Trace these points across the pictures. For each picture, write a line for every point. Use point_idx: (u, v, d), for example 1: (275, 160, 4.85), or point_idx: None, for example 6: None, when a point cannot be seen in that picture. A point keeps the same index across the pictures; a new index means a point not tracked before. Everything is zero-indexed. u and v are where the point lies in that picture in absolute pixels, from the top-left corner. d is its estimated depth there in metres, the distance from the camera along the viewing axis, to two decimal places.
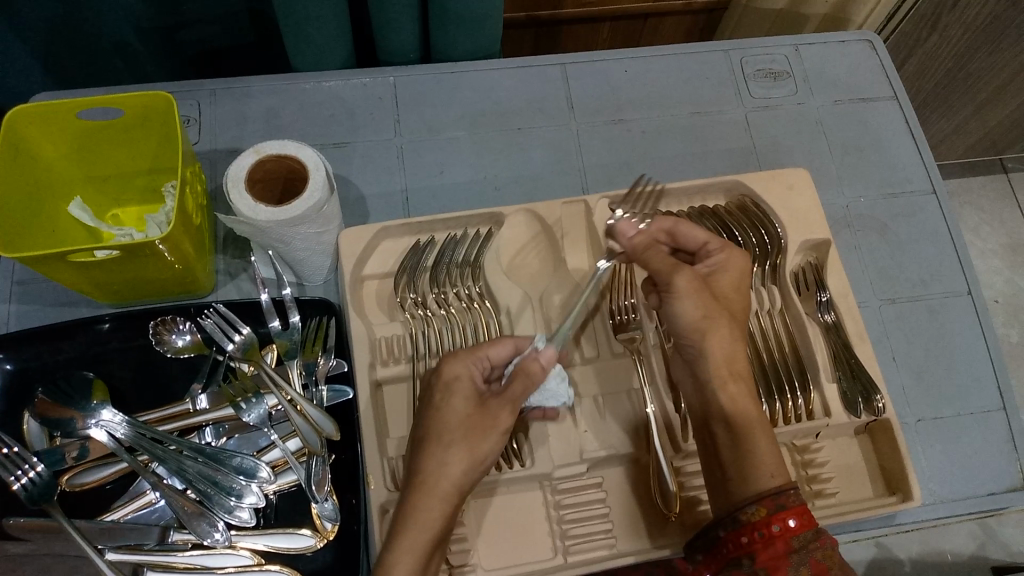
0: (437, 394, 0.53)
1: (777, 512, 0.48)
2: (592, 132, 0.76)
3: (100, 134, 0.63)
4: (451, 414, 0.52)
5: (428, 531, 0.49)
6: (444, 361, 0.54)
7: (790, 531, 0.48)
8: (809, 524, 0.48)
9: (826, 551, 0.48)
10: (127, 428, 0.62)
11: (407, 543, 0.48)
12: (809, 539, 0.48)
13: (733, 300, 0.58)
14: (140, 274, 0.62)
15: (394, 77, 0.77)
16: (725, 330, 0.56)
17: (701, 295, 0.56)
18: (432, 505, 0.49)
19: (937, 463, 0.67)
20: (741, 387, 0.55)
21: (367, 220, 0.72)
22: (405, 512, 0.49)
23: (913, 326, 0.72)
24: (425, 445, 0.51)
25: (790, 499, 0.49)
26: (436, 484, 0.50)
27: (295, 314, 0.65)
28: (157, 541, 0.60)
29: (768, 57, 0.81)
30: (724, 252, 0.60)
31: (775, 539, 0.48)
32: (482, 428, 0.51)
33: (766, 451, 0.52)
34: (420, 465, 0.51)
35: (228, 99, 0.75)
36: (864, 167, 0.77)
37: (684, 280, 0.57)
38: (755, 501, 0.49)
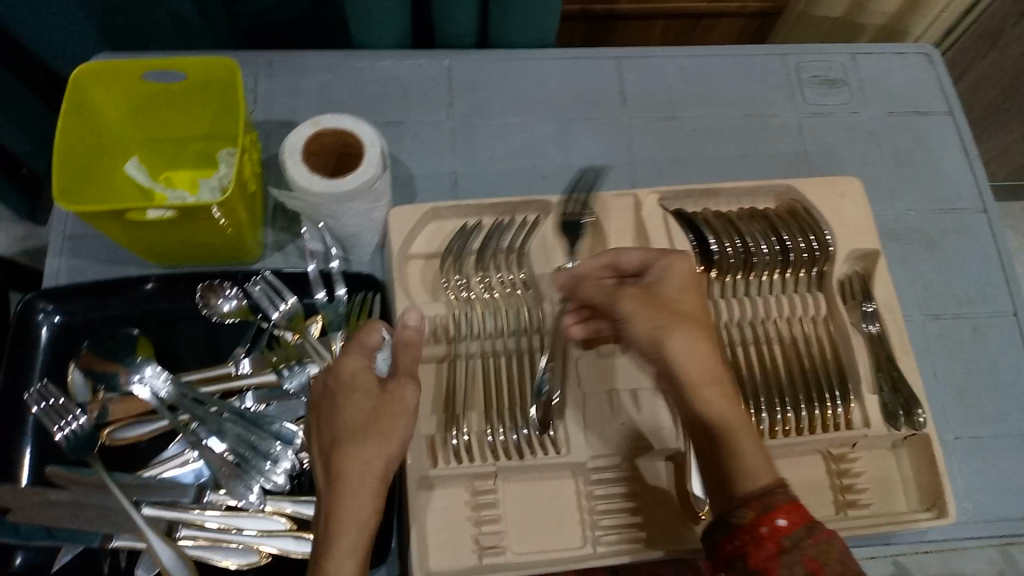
0: (333, 399, 0.52)
1: (765, 513, 0.43)
2: (643, 128, 0.76)
3: (162, 96, 0.64)
4: (356, 412, 0.51)
5: (358, 521, 0.49)
6: (337, 364, 0.53)
7: (780, 530, 0.43)
8: (799, 520, 0.43)
9: (821, 547, 0.42)
10: (170, 387, 0.64)
11: (342, 540, 0.48)
12: (803, 535, 0.42)
13: (683, 303, 0.54)
14: (192, 236, 0.62)
15: (449, 60, 0.77)
16: (685, 333, 0.52)
17: (646, 309, 0.53)
18: (360, 499, 0.49)
19: (973, 482, 0.67)
20: (718, 389, 0.50)
21: (415, 199, 0.72)
22: (331, 514, 0.49)
23: (956, 343, 0.71)
24: (337, 446, 0.50)
25: (778, 497, 0.44)
26: (359, 479, 0.49)
27: (341, 287, 0.66)
28: (193, 498, 0.61)
29: (824, 64, 0.80)
30: (664, 262, 0.56)
31: (766, 540, 0.43)
32: (392, 414, 0.51)
33: (752, 447, 0.47)
34: (336, 466, 0.50)
35: (284, 72, 0.76)
36: (915, 181, 0.77)
37: (630, 301, 0.54)
38: (743, 504, 0.44)
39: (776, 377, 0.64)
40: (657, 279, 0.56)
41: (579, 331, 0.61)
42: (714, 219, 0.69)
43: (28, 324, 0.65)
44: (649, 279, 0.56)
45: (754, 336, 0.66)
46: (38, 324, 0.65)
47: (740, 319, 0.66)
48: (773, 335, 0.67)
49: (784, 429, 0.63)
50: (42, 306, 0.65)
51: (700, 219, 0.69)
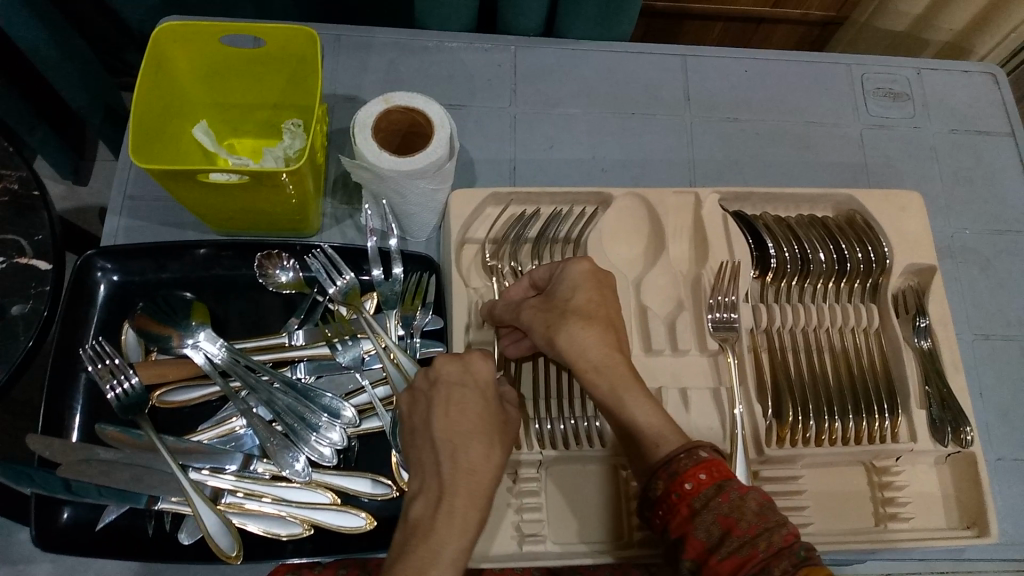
0: (456, 394, 0.50)
1: (672, 479, 0.47)
2: (705, 127, 0.76)
3: (236, 63, 0.64)
4: (481, 414, 0.50)
5: (473, 524, 0.45)
6: (465, 359, 0.52)
7: (689, 492, 0.46)
8: (706, 479, 0.46)
9: (733, 503, 0.45)
10: (224, 353, 0.64)
11: (454, 533, 0.44)
12: (711, 496, 0.46)
13: (579, 302, 0.55)
14: (258, 204, 0.63)
15: (515, 46, 0.77)
16: (575, 323, 0.53)
17: (540, 318, 0.55)
18: (475, 501, 0.46)
19: (1012, 503, 0.67)
20: (617, 373, 0.52)
21: (473, 183, 0.72)
22: (449, 507, 0.45)
23: (1005, 364, 0.71)
24: (463, 441, 0.48)
25: (682, 463, 0.47)
26: (484, 476, 0.47)
27: (398, 266, 0.66)
28: (239, 466, 0.61)
29: (889, 77, 0.80)
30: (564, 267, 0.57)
31: (678, 506, 0.46)
32: (504, 433, 0.51)
33: (649, 418, 0.50)
34: (459, 458, 0.47)
35: (351, 48, 0.76)
36: (973, 200, 0.76)
37: (530, 312, 0.56)
38: (654, 475, 0.48)
39: (824, 385, 0.64)
40: (561, 284, 0.56)
41: (511, 352, 0.61)
42: (773, 224, 0.69)
43: (87, 281, 0.65)
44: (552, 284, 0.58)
45: (806, 343, 0.66)
46: (96, 282, 0.66)
47: (791, 326, 0.66)
48: (825, 344, 0.66)
49: (828, 437, 0.63)
50: (100, 264, 0.65)
51: (760, 223, 0.69)
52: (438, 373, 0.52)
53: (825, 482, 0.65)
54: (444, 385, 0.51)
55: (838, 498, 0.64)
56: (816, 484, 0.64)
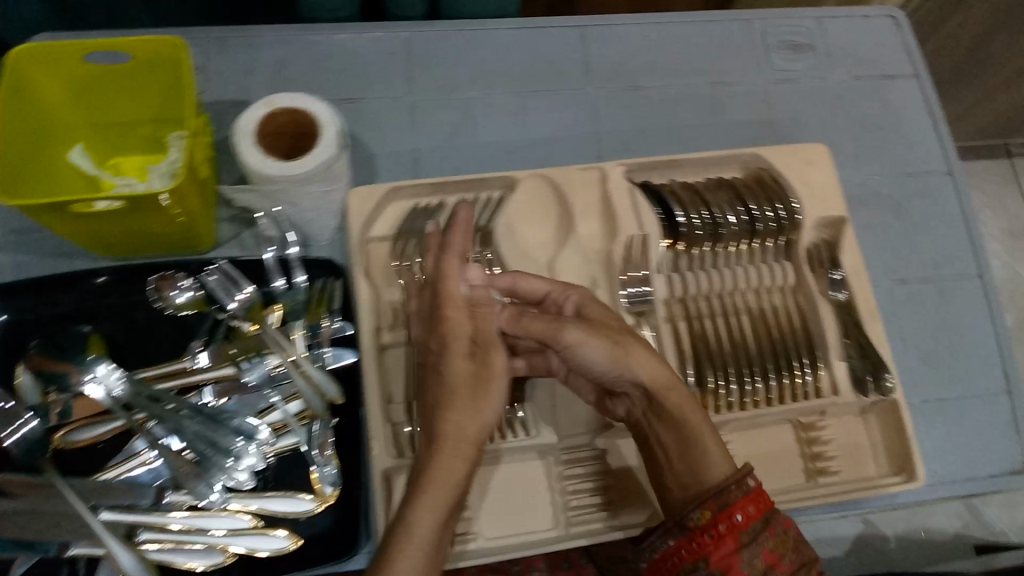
0: (439, 357, 0.49)
1: (723, 511, 0.48)
2: (610, 98, 0.74)
3: (105, 78, 0.60)
4: (460, 373, 0.49)
5: (448, 495, 0.46)
6: (443, 314, 0.49)
7: (738, 525, 0.48)
8: (755, 512, 0.49)
9: (778, 537, 0.49)
10: (124, 385, 0.61)
11: (427, 502, 0.45)
12: (759, 529, 0.48)
13: (609, 323, 0.54)
14: (143, 227, 0.60)
15: (408, 33, 0.74)
16: (639, 345, 0.52)
17: (589, 333, 0.51)
18: (454, 466, 0.46)
19: (938, 445, 0.68)
20: (683, 392, 0.52)
21: (375, 179, 0.70)
22: (423, 477, 0.46)
23: (922, 308, 0.72)
24: (439, 408, 0.48)
25: (732, 495, 0.49)
26: (462, 444, 0.47)
27: (300, 274, 0.65)
28: (152, 501, 0.59)
29: (791, 29, 0.79)
30: (569, 296, 0.56)
31: (725, 537, 0.48)
32: (487, 390, 0.49)
33: (715, 448, 0.51)
34: (436, 430, 0.47)
35: (235, 48, 0.71)
36: (885, 145, 0.76)
37: (573, 332, 0.51)
38: (698, 505, 0.49)
39: (744, 347, 0.63)
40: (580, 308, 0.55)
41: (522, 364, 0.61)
42: (680, 190, 0.68)
43: None
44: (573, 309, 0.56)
45: (724, 308, 0.65)
46: None
47: (707, 292, 0.66)
48: (743, 306, 0.66)
49: (751, 400, 0.63)
50: None
51: (667, 191, 0.68)
52: (421, 341, 0.51)
53: (757, 445, 0.65)
54: (432, 351, 0.50)
55: (770, 458, 0.64)
56: (748, 447, 0.64)
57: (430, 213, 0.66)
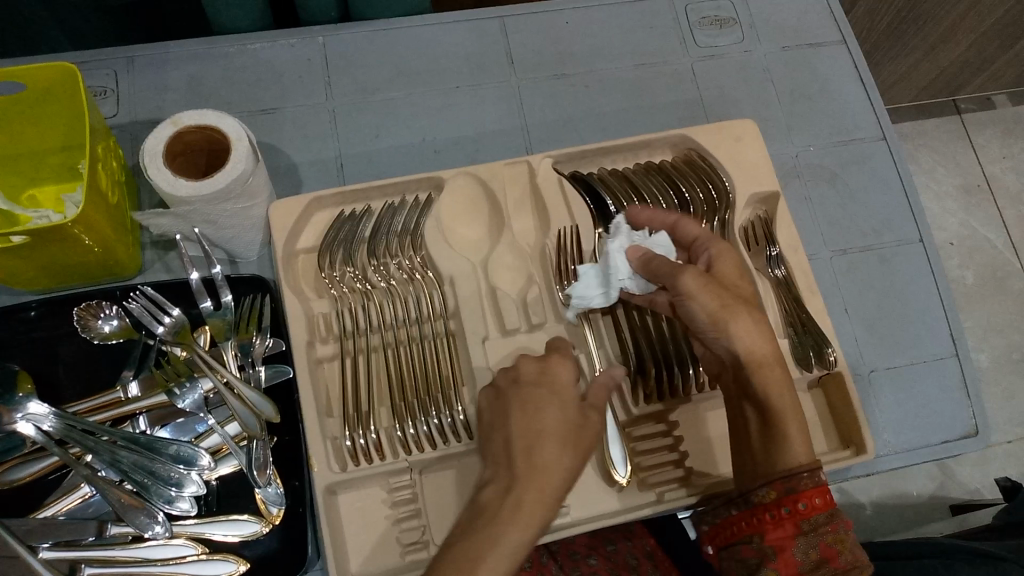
0: (545, 394, 0.52)
1: (788, 496, 0.50)
2: (533, 89, 0.75)
3: (6, 111, 0.59)
4: (559, 421, 0.51)
5: (534, 530, 0.46)
6: (552, 364, 0.54)
7: (800, 512, 0.50)
8: (820, 506, 0.50)
9: (837, 534, 0.50)
10: (55, 420, 0.59)
11: (515, 534, 0.46)
12: (821, 522, 0.50)
13: (739, 287, 0.56)
14: (59, 258, 0.59)
15: (323, 37, 0.74)
16: (746, 317, 0.54)
17: (712, 289, 0.54)
18: (546, 503, 0.48)
19: (891, 414, 0.68)
20: (776, 372, 0.53)
21: (299, 189, 0.69)
22: (518, 505, 0.47)
23: (863, 276, 0.72)
24: (542, 439, 0.49)
25: (802, 482, 0.50)
26: (553, 478, 0.48)
27: (227, 293, 0.63)
28: (96, 535, 0.57)
29: (713, 5, 0.80)
30: (711, 248, 0.58)
31: (785, 521, 0.50)
32: (586, 438, 0.51)
33: (801, 444, 0.52)
34: (539, 462, 0.48)
35: (146, 68, 0.71)
36: (812, 115, 0.77)
37: (692, 279, 0.53)
38: (766, 483, 0.51)
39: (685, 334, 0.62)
40: (712, 264, 0.57)
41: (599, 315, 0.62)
42: (609, 178, 0.67)
43: None
44: (707, 260, 0.58)
45: None
46: None
47: None
48: None
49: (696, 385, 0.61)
50: None
51: (596, 179, 0.67)
52: (518, 373, 0.54)
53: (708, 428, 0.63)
54: (530, 387, 0.52)
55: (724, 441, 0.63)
56: (702, 433, 0.63)
57: (355, 223, 0.65)
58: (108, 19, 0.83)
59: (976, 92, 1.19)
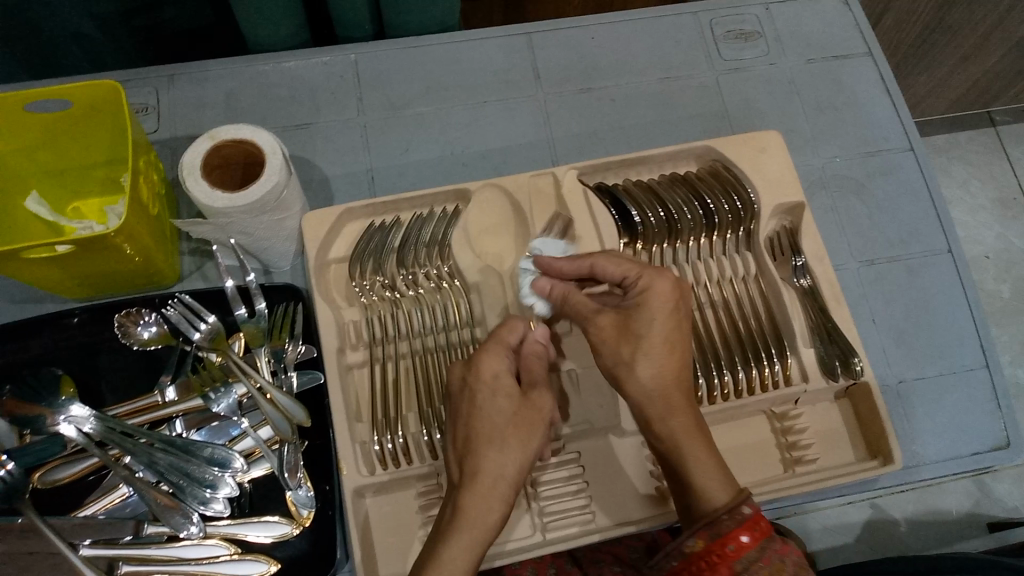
0: (478, 392, 0.52)
1: (715, 541, 0.45)
2: (560, 102, 0.76)
3: (53, 126, 0.62)
4: (489, 419, 0.51)
5: (485, 531, 0.48)
6: (477, 359, 0.53)
7: (729, 552, 0.45)
8: (750, 543, 0.45)
9: (773, 567, 0.44)
10: (95, 422, 0.61)
11: (460, 540, 0.47)
12: (753, 559, 0.44)
13: (656, 332, 0.52)
14: (101, 268, 0.61)
15: (355, 54, 0.76)
16: (650, 361, 0.52)
17: (612, 338, 0.54)
18: (489, 505, 0.49)
19: (920, 426, 0.67)
20: (683, 419, 0.50)
21: (331, 201, 0.71)
22: (460, 514, 0.48)
23: (891, 286, 0.72)
24: (475, 447, 0.50)
25: (725, 525, 0.45)
26: (496, 485, 0.49)
27: (260, 301, 0.64)
28: (133, 534, 0.59)
29: (738, 18, 0.81)
30: (643, 281, 0.54)
31: (719, 565, 0.45)
32: (530, 422, 0.51)
33: (712, 484, 0.48)
34: (474, 467, 0.50)
35: (187, 85, 0.74)
36: (838, 127, 0.77)
37: (602, 325, 0.54)
38: (693, 531, 0.46)
39: (709, 343, 0.63)
40: (631, 295, 0.55)
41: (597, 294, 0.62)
42: (634, 189, 0.68)
43: None
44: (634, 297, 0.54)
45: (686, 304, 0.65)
46: None
47: None
48: (705, 301, 0.66)
49: (720, 394, 0.61)
50: None
51: (621, 191, 0.68)
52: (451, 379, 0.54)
53: (733, 437, 0.64)
54: (473, 386, 0.53)
55: (746, 451, 0.63)
56: (728, 443, 0.63)
57: (384, 235, 0.67)
58: (151, 40, 0.87)
59: (1011, 105, 1.17)
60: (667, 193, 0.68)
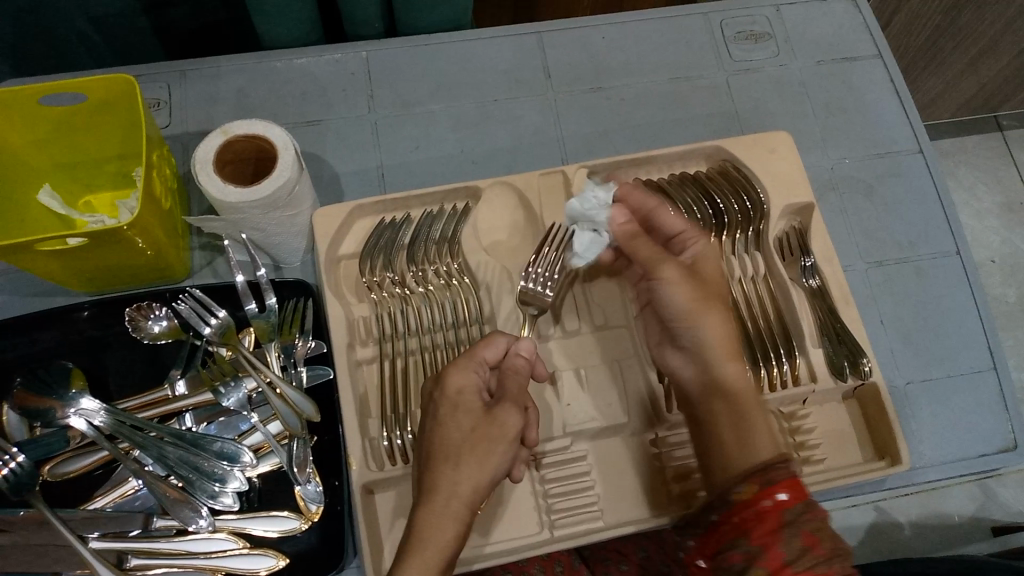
0: (443, 409, 0.52)
1: (766, 487, 0.48)
2: (570, 101, 0.76)
3: (66, 119, 0.62)
4: (449, 433, 0.51)
5: (443, 550, 0.48)
6: (446, 374, 0.53)
7: (780, 503, 0.48)
8: (796, 497, 0.48)
9: (816, 522, 0.47)
10: (105, 416, 0.61)
11: (415, 562, 0.47)
12: (799, 513, 0.47)
13: (716, 286, 0.59)
14: (112, 261, 0.62)
15: (366, 51, 0.76)
16: (718, 315, 0.58)
17: (688, 282, 0.58)
18: (442, 522, 0.48)
19: (927, 427, 0.67)
20: (739, 373, 0.56)
21: (342, 198, 0.71)
22: (415, 533, 0.48)
23: (900, 288, 0.72)
24: (434, 462, 0.50)
25: (778, 473, 0.49)
26: (449, 503, 0.49)
27: (271, 296, 0.65)
28: (141, 528, 0.59)
29: (748, 19, 0.81)
30: (697, 242, 0.60)
31: (767, 514, 0.47)
32: (489, 438, 0.51)
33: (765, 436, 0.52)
34: (431, 484, 0.49)
35: (199, 81, 0.74)
36: (847, 128, 0.77)
37: (670, 271, 0.58)
38: (743, 480, 0.49)
39: None
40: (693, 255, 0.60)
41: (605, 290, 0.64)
42: (644, 188, 0.68)
43: None
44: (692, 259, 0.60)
45: None
46: None
47: None
48: None
49: None
50: None
51: None
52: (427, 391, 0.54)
53: None
54: (440, 399, 0.52)
55: None
56: None
57: (394, 233, 0.67)
58: (163, 36, 0.87)
59: (1018, 109, 1.17)
60: (677, 192, 0.67)
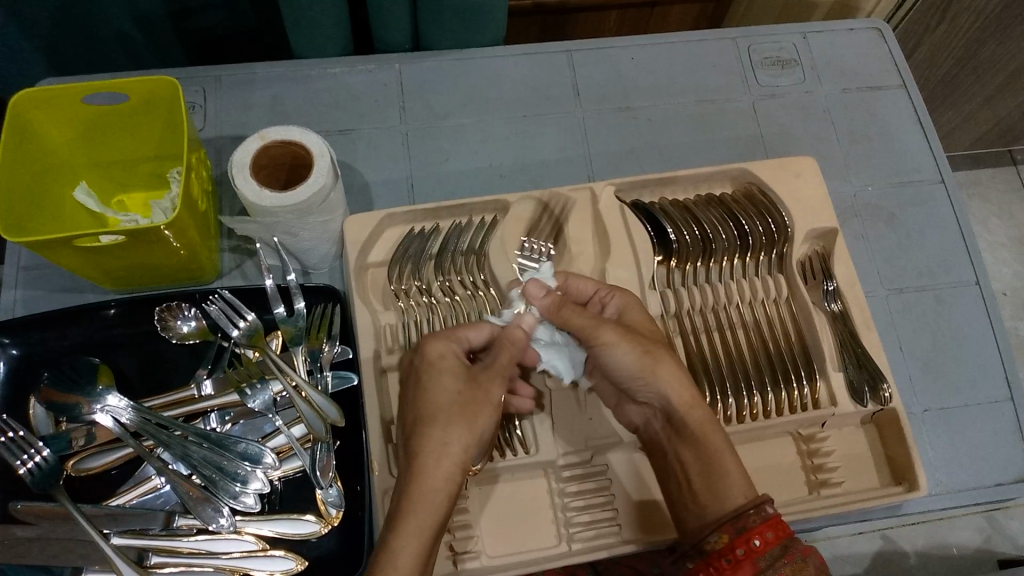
0: (425, 374, 0.54)
1: (739, 536, 0.50)
2: (599, 120, 0.77)
3: (106, 118, 0.63)
4: (438, 395, 0.53)
5: (430, 513, 0.50)
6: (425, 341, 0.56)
7: (755, 549, 0.50)
8: (773, 540, 0.50)
9: (796, 564, 0.49)
10: (132, 413, 0.62)
11: (409, 526, 0.49)
12: (776, 555, 0.49)
13: (650, 332, 0.59)
14: (145, 259, 0.62)
15: (399, 64, 0.78)
16: (670, 362, 0.57)
17: (630, 338, 0.57)
18: (435, 485, 0.51)
19: (943, 455, 0.67)
20: (704, 410, 0.56)
21: (371, 206, 0.72)
22: (403, 521, 0.49)
23: (919, 316, 0.72)
24: (421, 427, 0.52)
25: (751, 520, 0.51)
26: (435, 463, 0.51)
27: (299, 300, 0.65)
28: (163, 526, 0.59)
29: (775, 46, 0.83)
30: (616, 295, 0.61)
31: (741, 562, 0.50)
32: (475, 403, 0.53)
33: (738, 481, 0.53)
34: (417, 448, 0.52)
35: (235, 87, 0.76)
36: (870, 156, 0.79)
37: (608, 330, 0.57)
38: (717, 528, 0.51)
39: (739, 362, 0.64)
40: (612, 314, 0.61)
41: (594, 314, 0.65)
42: (670, 208, 0.69)
43: None
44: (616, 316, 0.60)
45: (715, 322, 0.66)
46: None
47: (699, 307, 0.66)
48: (737, 320, 0.66)
49: (749, 413, 0.62)
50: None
51: (657, 209, 0.69)
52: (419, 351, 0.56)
53: (762, 456, 0.64)
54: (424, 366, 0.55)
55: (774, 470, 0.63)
56: (757, 462, 0.63)
57: (423, 244, 0.68)
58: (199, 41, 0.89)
59: None
60: (705, 211, 0.69)
